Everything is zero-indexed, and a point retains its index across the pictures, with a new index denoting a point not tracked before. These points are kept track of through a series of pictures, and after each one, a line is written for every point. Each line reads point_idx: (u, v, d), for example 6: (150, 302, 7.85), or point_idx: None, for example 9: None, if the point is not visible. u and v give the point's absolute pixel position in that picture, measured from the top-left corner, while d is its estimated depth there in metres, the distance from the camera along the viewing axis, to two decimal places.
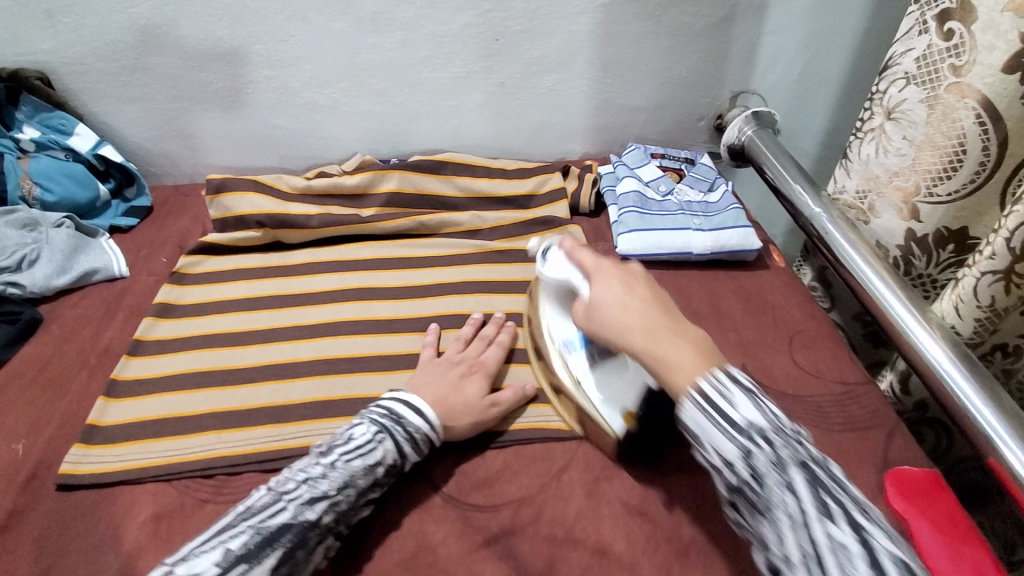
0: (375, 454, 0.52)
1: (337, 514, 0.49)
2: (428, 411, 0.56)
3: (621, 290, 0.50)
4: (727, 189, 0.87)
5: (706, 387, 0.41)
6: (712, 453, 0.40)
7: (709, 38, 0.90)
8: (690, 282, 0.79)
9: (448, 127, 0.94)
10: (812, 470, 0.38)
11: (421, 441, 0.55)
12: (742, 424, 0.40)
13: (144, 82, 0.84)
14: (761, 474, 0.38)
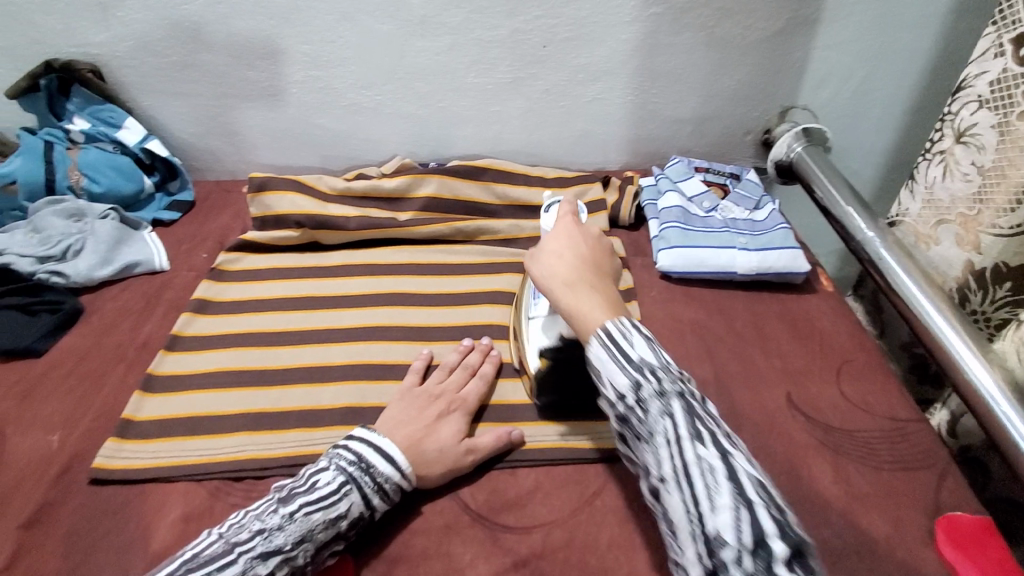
0: (339, 507, 0.49)
1: (293, 568, 0.46)
2: (399, 458, 0.53)
3: (567, 245, 0.54)
4: (774, 208, 0.84)
5: (612, 329, 0.47)
6: (608, 386, 0.47)
7: (763, 51, 0.87)
8: (733, 303, 0.76)
9: (489, 133, 0.93)
10: (687, 399, 0.45)
11: (391, 491, 0.52)
12: (636, 361, 0.46)
13: (193, 78, 0.85)
14: (645, 402, 0.45)
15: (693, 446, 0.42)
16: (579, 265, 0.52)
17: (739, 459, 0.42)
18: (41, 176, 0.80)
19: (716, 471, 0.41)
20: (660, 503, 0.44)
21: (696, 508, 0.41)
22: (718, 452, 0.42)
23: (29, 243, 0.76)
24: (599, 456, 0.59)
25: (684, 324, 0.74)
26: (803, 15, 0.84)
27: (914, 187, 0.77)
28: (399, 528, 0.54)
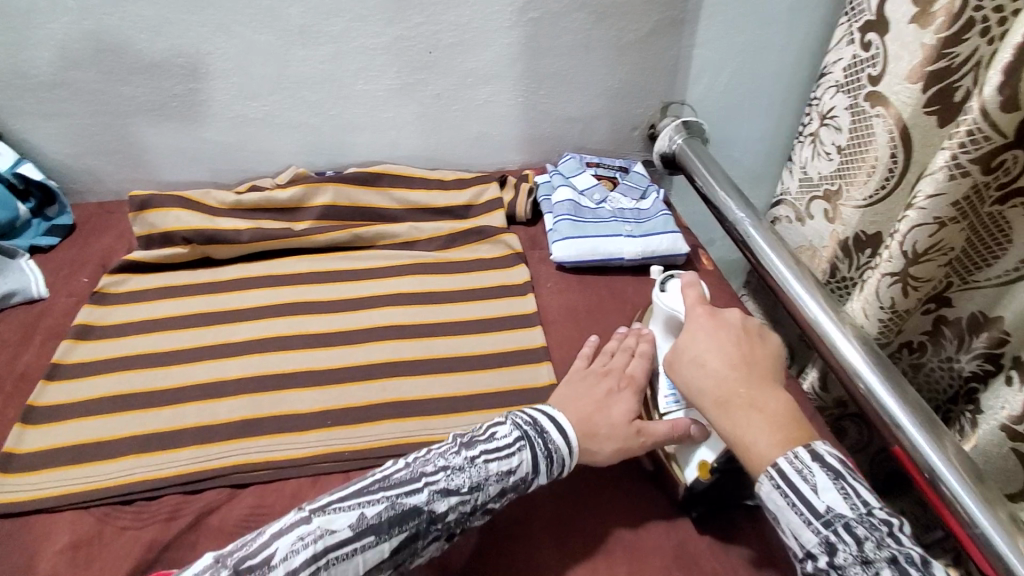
0: (518, 463, 0.52)
1: (461, 513, 0.50)
2: (569, 432, 0.55)
3: (711, 346, 0.54)
4: (658, 197, 0.90)
5: (785, 467, 0.46)
6: (792, 538, 0.45)
7: (638, 51, 0.93)
8: (624, 286, 0.80)
9: (385, 139, 0.95)
10: (903, 569, 0.41)
11: (558, 461, 0.54)
12: (822, 510, 0.44)
13: (64, 97, 0.81)
14: (843, 567, 0.42)
15: None
16: (726, 373, 0.51)
17: None
18: None
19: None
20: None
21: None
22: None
23: None
24: None
25: (579, 312, 0.77)
26: (670, 16, 0.90)
27: (793, 165, 0.79)
28: None
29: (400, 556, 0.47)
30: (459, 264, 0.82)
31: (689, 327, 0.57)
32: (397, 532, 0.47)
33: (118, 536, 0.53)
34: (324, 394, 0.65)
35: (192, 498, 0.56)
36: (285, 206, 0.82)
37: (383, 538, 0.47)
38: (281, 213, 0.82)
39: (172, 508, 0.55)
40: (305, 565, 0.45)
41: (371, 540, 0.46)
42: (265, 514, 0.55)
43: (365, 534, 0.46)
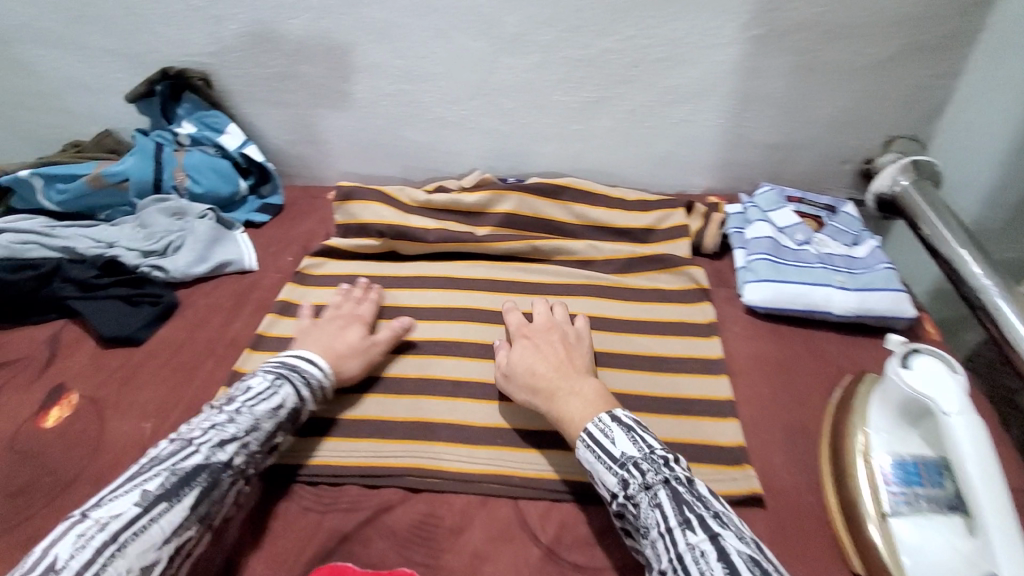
0: (283, 398, 0.56)
1: (247, 455, 0.53)
2: (320, 360, 0.61)
3: (535, 355, 0.61)
4: (876, 245, 0.78)
5: (594, 430, 0.52)
6: (601, 485, 0.50)
7: (871, 77, 0.82)
8: (829, 345, 0.70)
9: (570, 151, 0.92)
10: (674, 488, 0.47)
11: (316, 387, 0.60)
12: (619, 457, 0.49)
13: (292, 88, 0.88)
14: (635, 498, 0.47)
15: (683, 537, 0.44)
16: (556, 370, 0.59)
17: (733, 540, 0.43)
18: (150, 175, 0.86)
19: (708, 556, 0.42)
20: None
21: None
22: (708, 536, 0.43)
23: (136, 237, 0.82)
24: None
25: (772, 365, 0.68)
26: (922, 39, 0.78)
27: None
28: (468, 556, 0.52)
29: (203, 505, 0.49)
30: (638, 292, 0.77)
31: (509, 353, 0.63)
32: (188, 489, 0.48)
33: (300, 517, 0.55)
34: (497, 411, 0.63)
35: (368, 494, 0.57)
36: (469, 210, 0.83)
37: (175, 500, 0.47)
38: (464, 217, 0.83)
39: (350, 500, 0.56)
40: (104, 546, 0.44)
41: (162, 507, 0.47)
42: (436, 525, 0.54)
43: (154, 505, 0.47)
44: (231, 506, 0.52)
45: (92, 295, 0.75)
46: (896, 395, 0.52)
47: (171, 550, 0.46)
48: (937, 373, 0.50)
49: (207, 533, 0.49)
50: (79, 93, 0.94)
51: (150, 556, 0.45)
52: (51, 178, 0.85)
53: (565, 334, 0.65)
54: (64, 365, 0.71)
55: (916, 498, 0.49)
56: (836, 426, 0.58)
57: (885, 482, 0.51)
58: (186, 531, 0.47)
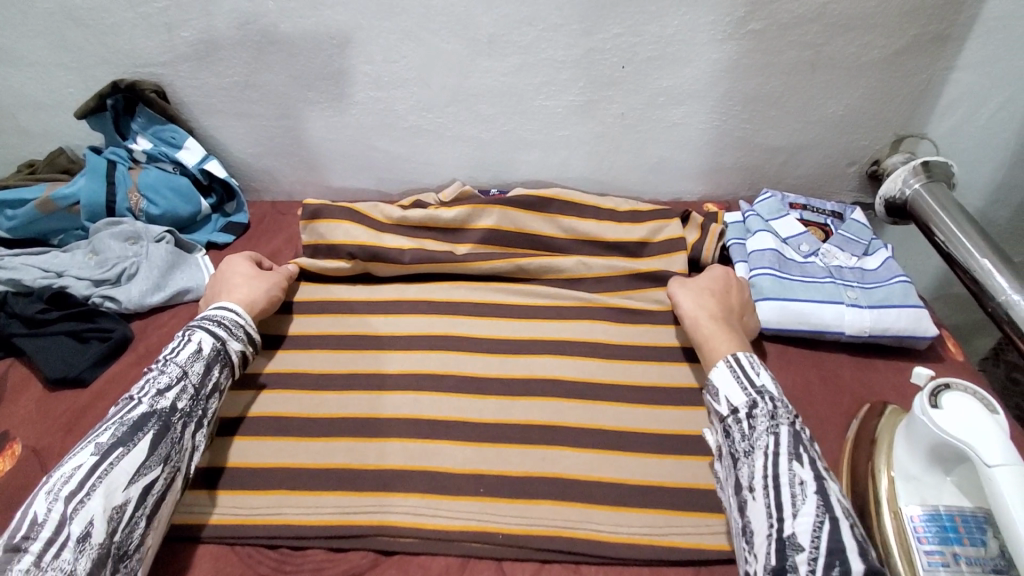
0: (203, 340, 0.57)
1: (191, 397, 0.54)
2: (233, 304, 0.62)
3: (710, 288, 0.63)
4: (888, 255, 0.72)
5: (744, 359, 0.54)
6: (723, 403, 0.52)
7: (879, 73, 0.76)
8: (841, 369, 0.64)
9: (556, 159, 0.86)
10: (796, 430, 0.49)
11: (234, 326, 0.60)
12: (760, 386, 0.52)
13: (255, 98, 0.82)
14: (755, 419, 0.50)
15: (793, 467, 0.46)
16: (725, 310, 0.61)
17: (835, 490, 0.45)
18: (102, 197, 0.79)
19: (806, 486, 0.45)
20: (740, 516, 0.47)
21: (781, 514, 0.44)
22: (815, 476, 0.46)
23: (86, 265, 0.75)
24: (678, 556, 0.50)
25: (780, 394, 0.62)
26: (934, 30, 0.71)
27: None
28: None
29: (162, 446, 0.50)
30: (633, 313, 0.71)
31: (683, 291, 0.64)
32: (142, 434, 0.49)
33: None
34: (479, 454, 0.57)
35: (334, 557, 0.51)
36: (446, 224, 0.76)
37: (132, 445, 0.49)
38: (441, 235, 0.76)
39: (314, 564, 0.50)
40: (75, 494, 0.45)
41: (120, 453, 0.48)
42: None
43: (110, 453, 0.48)
44: (194, 450, 0.54)
45: (37, 332, 0.69)
46: (927, 438, 0.46)
47: (140, 491, 0.48)
48: (977, 414, 0.44)
49: (176, 475, 0.51)
50: (28, 110, 0.87)
51: (120, 497, 0.47)
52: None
53: (741, 288, 0.65)
54: (7, 412, 0.64)
55: (955, 560, 0.43)
56: (859, 464, 0.53)
57: (917, 540, 0.45)
58: (150, 472, 0.49)
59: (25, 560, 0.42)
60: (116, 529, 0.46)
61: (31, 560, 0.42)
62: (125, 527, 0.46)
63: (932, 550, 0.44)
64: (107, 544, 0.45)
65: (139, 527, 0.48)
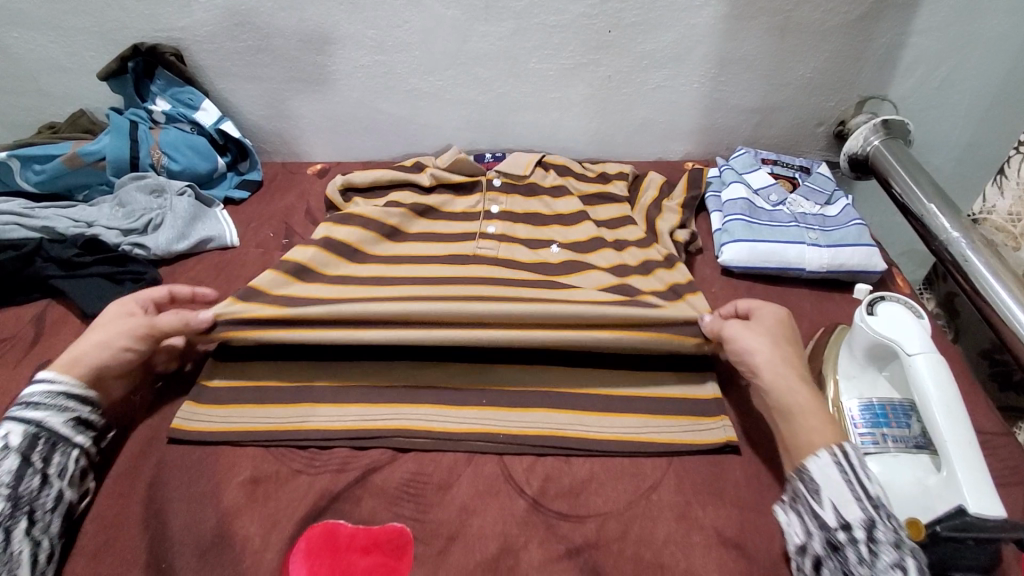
0: (8, 433, 0.50)
1: (11, 501, 0.48)
2: (49, 372, 0.54)
3: (785, 345, 0.56)
4: (848, 203, 0.80)
5: (849, 454, 0.47)
6: (829, 509, 0.46)
7: (843, 37, 0.83)
8: (801, 300, 0.73)
9: (548, 120, 0.93)
10: (920, 561, 0.43)
11: (53, 398, 0.53)
12: (872, 496, 0.45)
13: (266, 61, 0.87)
14: (870, 540, 0.44)
15: None
16: (801, 368, 0.55)
17: None
18: (126, 153, 0.84)
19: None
20: None
21: None
22: None
23: (115, 217, 0.81)
24: (657, 448, 0.58)
25: None
26: None
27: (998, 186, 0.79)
28: (458, 509, 0.54)
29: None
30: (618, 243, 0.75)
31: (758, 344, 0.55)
32: None
33: (293, 479, 0.56)
34: (481, 373, 0.64)
35: (358, 454, 0.58)
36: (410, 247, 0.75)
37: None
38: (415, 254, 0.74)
39: (340, 460, 0.58)
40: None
41: None
42: (424, 482, 0.56)
43: None
44: (32, 553, 0.48)
45: (75, 274, 0.75)
46: (866, 343, 0.56)
47: None
48: (904, 321, 0.54)
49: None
50: (49, 73, 0.92)
51: None
52: (27, 159, 0.84)
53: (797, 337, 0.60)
54: (50, 343, 0.71)
55: (883, 438, 0.54)
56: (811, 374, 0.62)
57: (853, 426, 0.55)
58: None
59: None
60: None
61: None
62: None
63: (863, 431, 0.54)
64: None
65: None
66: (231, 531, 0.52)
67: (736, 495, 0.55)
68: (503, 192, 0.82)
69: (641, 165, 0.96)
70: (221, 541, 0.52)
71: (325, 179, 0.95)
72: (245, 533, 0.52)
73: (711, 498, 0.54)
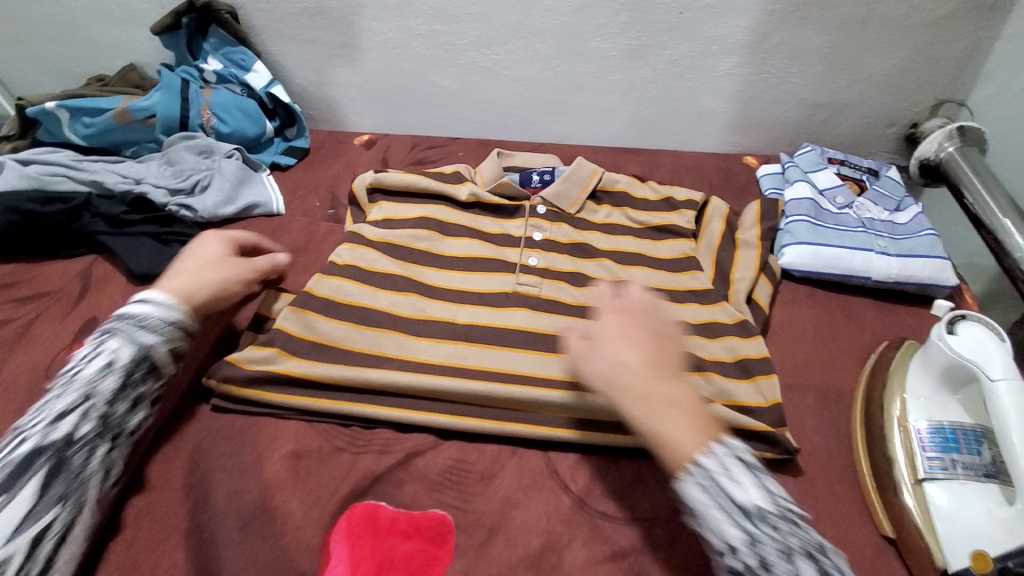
0: (118, 349, 0.47)
1: (100, 422, 0.45)
2: (156, 296, 0.51)
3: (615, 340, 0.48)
4: (919, 211, 0.76)
5: (709, 465, 0.41)
6: (713, 536, 0.40)
7: (930, 34, 0.78)
8: (864, 311, 0.70)
9: (605, 103, 0.89)
10: (822, 560, 0.39)
11: (161, 328, 0.49)
12: (748, 510, 0.40)
13: (321, 25, 0.85)
14: (770, 564, 0.38)
15: None
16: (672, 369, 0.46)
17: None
18: (176, 112, 0.83)
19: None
20: None
21: None
22: None
23: (163, 175, 0.81)
24: None
25: (806, 328, 0.68)
26: None
27: None
28: (501, 501, 0.53)
29: (59, 483, 0.42)
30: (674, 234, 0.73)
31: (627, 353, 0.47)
32: (28, 478, 0.40)
33: (334, 456, 0.55)
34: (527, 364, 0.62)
35: (401, 436, 0.57)
36: (440, 272, 0.68)
37: (11, 493, 0.40)
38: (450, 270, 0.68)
39: (383, 441, 0.57)
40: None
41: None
42: (467, 470, 0.55)
43: None
44: (103, 476, 0.45)
45: (121, 231, 0.75)
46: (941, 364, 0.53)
47: (31, 542, 0.39)
48: (983, 343, 0.51)
49: (82, 510, 0.42)
50: (102, 23, 0.91)
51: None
52: (77, 111, 0.83)
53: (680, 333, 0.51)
54: (95, 300, 0.71)
55: (952, 465, 0.51)
56: (875, 388, 0.59)
57: (921, 448, 0.53)
58: (43, 518, 0.40)
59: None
60: None
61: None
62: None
63: (931, 454, 0.52)
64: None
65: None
66: (272, 503, 0.52)
67: None
68: (548, 219, 0.74)
69: (698, 157, 0.92)
70: (263, 514, 0.51)
71: (372, 151, 0.93)
72: (286, 507, 0.52)
73: None
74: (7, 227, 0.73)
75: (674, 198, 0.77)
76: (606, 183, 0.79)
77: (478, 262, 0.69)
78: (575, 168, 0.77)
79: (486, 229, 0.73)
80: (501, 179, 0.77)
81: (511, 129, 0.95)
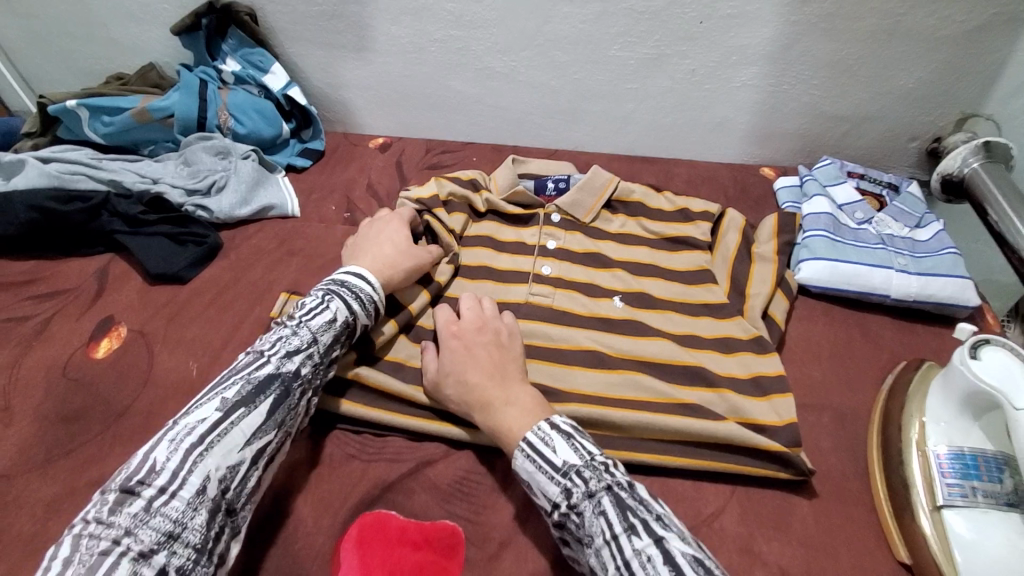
0: (339, 310, 0.55)
1: (314, 367, 0.53)
2: (370, 276, 0.59)
3: (505, 359, 0.56)
4: (940, 228, 0.75)
5: (532, 438, 0.49)
6: (541, 496, 0.47)
7: (955, 48, 0.77)
8: (881, 330, 0.69)
9: (622, 111, 0.88)
10: (616, 493, 0.45)
11: (369, 304, 0.57)
12: (559, 465, 0.47)
13: (339, 28, 0.85)
14: (579, 507, 0.45)
15: (628, 542, 0.42)
16: (487, 372, 0.54)
17: (675, 541, 0.42)
18: (195, 113, 0.84)
19: (655, 561, 0.41)
20: None
21: None
22: (653, 540, 0.42)
23: (180, 175, 0.81)
24: (719, 475, 0.55)
25: (822, 346, 0.67)
26: (1013, 11, 0.73)
27: None
28: (512, 514, 0.53)
29: (280, 412, 0.49)
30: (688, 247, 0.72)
31: (440, 357, 0.57)
32: (265, 396, 0.48)
33: (345, 464, 0.55)
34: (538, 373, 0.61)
35: (412, 446, 0.57)
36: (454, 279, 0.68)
37: (253, 406, 0.48)
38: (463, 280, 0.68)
39: (395, 451, 0.57)
40: (193, 449, 0.44)
41: (242, 412, 0.47)
42: (478, 481, 0.55)
43: (234, 409, 0.47)
44: (303, 414, 0.53)
45: (138, 231, 0.75)
46: (967, 389, 0.53)
47: (254, 454, 0.47)
48: (1009, 369, 0.51)
49: (284, 442, 0.50)
50: (121, 21, 0.91)
51: (236, 457, 0.46)
52: (96, 110, 0.84)
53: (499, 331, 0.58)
54: (112, 298, 0.71)
55: (973, 492, 0.51)
56: (892, 410, 0.59)
57: (941, 475, 0.52)
58: (266, 436, 0.48)
59: (136, 505, 0.41)
60: (228, 486, 0.45)
61: (142, 505, 0.41)
62: (236, 486, 0.45)
63: (951, 481, 0.51)
64: (217, 498, 0.44)
65: (249, 485, 0.47)
66: (283, 510, 0.52)
67: (805, 534, 0.52)
68: (563, 228, 0.73)
69: (713, 167, 0.91)
70: (274, 521, 0.51)
71: (387, 155, 0.93)
72: (297, 515, 0.52)
73: (775, 533, 0.52)
74: (27, 224, 0.74)
75: (688, 209, 0.75)
76: (621, 193, 0.77)
77: (491, 270, 0.69)
78: (593, 175, 0.76)
79: (500, 237, 0.72)
80: (514, 187, 0.77)
81: (526, 135, 0.94)
